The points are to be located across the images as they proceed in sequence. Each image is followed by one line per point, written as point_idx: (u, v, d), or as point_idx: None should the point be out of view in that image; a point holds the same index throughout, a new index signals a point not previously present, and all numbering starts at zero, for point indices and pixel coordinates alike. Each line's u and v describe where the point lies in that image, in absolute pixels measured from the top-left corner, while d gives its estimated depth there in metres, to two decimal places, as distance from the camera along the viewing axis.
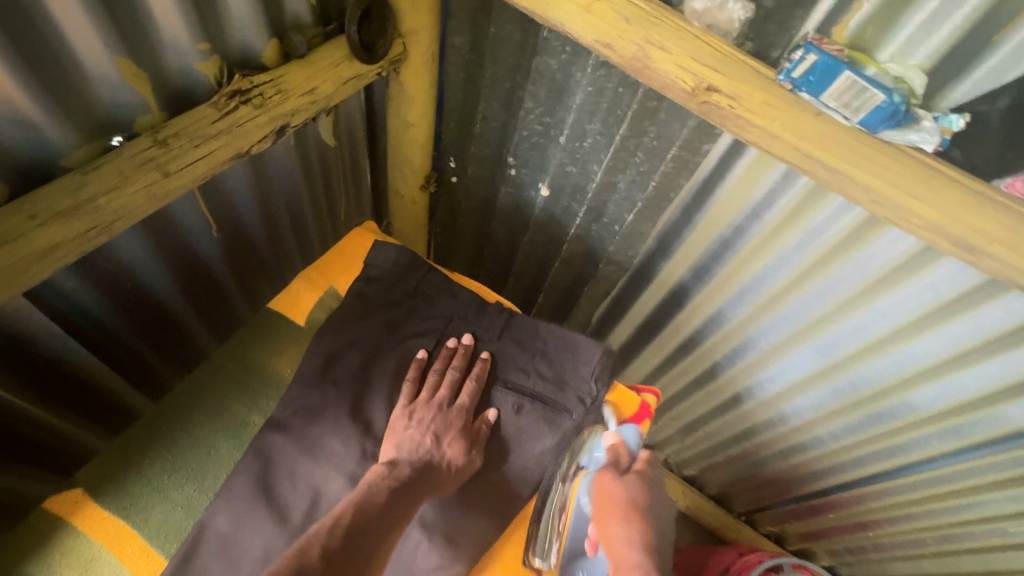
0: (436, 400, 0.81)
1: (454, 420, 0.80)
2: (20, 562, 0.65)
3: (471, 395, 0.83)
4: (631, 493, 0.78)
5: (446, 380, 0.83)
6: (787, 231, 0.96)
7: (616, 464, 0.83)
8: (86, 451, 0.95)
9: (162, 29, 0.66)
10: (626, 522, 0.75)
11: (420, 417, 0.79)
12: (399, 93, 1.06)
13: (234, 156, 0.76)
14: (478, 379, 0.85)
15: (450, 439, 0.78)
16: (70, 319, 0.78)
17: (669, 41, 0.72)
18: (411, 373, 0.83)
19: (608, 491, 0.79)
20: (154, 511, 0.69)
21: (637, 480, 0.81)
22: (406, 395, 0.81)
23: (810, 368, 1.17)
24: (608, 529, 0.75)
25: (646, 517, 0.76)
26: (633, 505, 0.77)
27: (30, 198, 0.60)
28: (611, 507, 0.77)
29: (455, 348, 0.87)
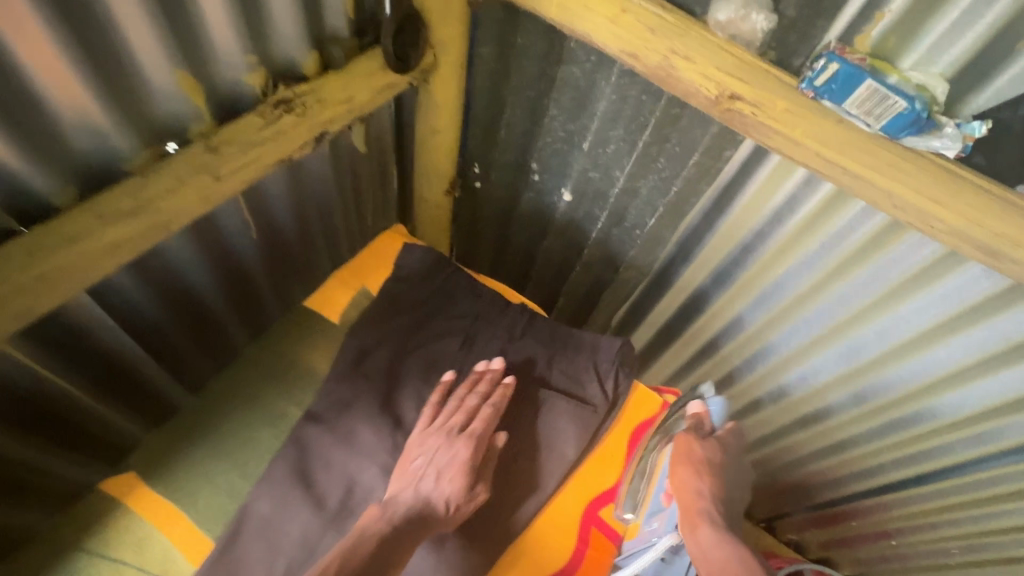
0: (448, 427, 0.79)
1: (460, 454, 0.76)
2: (82, 536, 0.70)
3: (484, 422, 0.79)
4: (709, 452, 0.84)
5: (463, 407, 0.80)
6: (809, 235, 0.97)
7: (698, 428, 0.87)
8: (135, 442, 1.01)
9: (216, 41, 0.70)
10: (700, 478, 0.80)
11: (428, 448, 0.77)
12: (428, 101, 1.10)
13: (278, 162, 0.80)
14: (495, 407, 0.81)
15: (450, 473, 0.74)
16: (123, 313, 0.83)
17: (693, 51, 0.75)
18: (433, 397, 0.83)
19: (685, 446, 0.83)
20: (200, 495, 0.74)
21: (715, 445, 0.85)
22: (423, 421, 0.81)
23: (831, 373, 1.17)
24: (681, 478, 0.80)
25: (718, 478, 0.82)
26: (709, 464, 0.82)
27: (98, 198, 0.64)
28: (690, 459, 0.82)
29: (482, 373, 0.85)
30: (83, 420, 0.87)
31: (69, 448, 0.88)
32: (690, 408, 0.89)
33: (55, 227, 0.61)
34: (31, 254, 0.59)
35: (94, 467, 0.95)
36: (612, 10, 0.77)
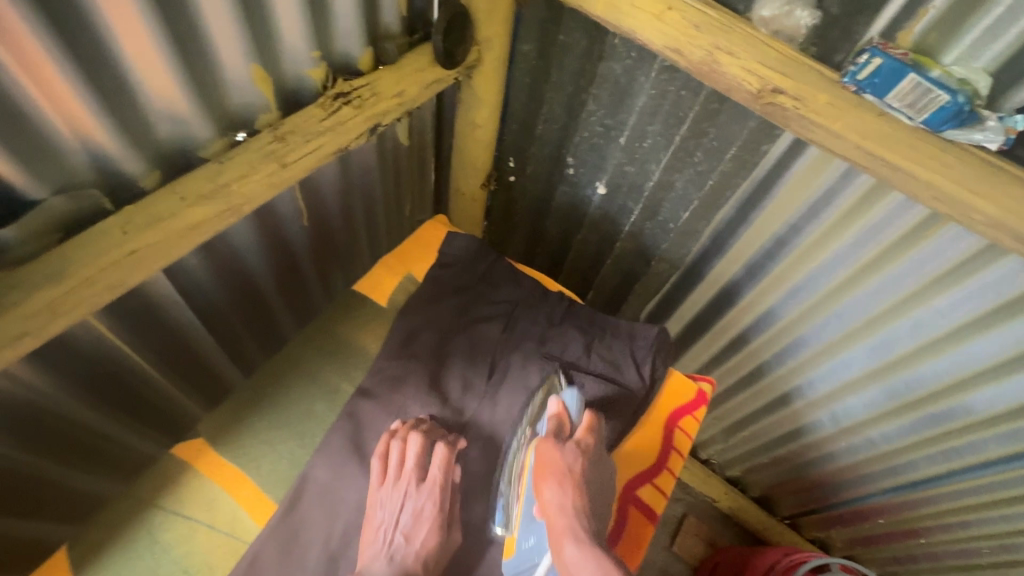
0: (403, 481, 0.74)
1: (425, 505, 0.73)
2: (158, 495, 0.75)
3: (441, 468, 0.76)
4: (574, 454, 0.75)
5: (411, 454, 0.76)
6: (844, 229, 0.99)
7: (559, 431, 0.79)
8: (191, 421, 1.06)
9: (285, 37, 0.75)
10: (565, 485, 0.71)
11: (390, 507, 0.73)
12: (470, 96, 1.14)
13: (337, 151, 0.85)
14: (449, 449, 0.77)
15: (422, 528, 0.72)
16: (190, 293, 0.88)
17: (737, 47, 0.77)
18: (378, 449, 0.77)
19: (546, 454, 0.75)
20: (264, 461, 0.79)
21: (578, 445, 0.77)
22: (374, 476, 0.76)
23: (863, 367, 1.18)
24: (545, 491, 0.71)
25: (585, 479, 0.73)
26: (574, 468, 0.74)
27: (180, 182, 0.69)
28: (549, 467, 0.73)
29: (425, 416, 0.81)
30: (151, 397, 0.93)
31: (139, 426, 0.94)
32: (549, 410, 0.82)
33: (144, 209, 0.66)
34: (124, 233, 0.64)
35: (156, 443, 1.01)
36: (658, 7, 0.79)
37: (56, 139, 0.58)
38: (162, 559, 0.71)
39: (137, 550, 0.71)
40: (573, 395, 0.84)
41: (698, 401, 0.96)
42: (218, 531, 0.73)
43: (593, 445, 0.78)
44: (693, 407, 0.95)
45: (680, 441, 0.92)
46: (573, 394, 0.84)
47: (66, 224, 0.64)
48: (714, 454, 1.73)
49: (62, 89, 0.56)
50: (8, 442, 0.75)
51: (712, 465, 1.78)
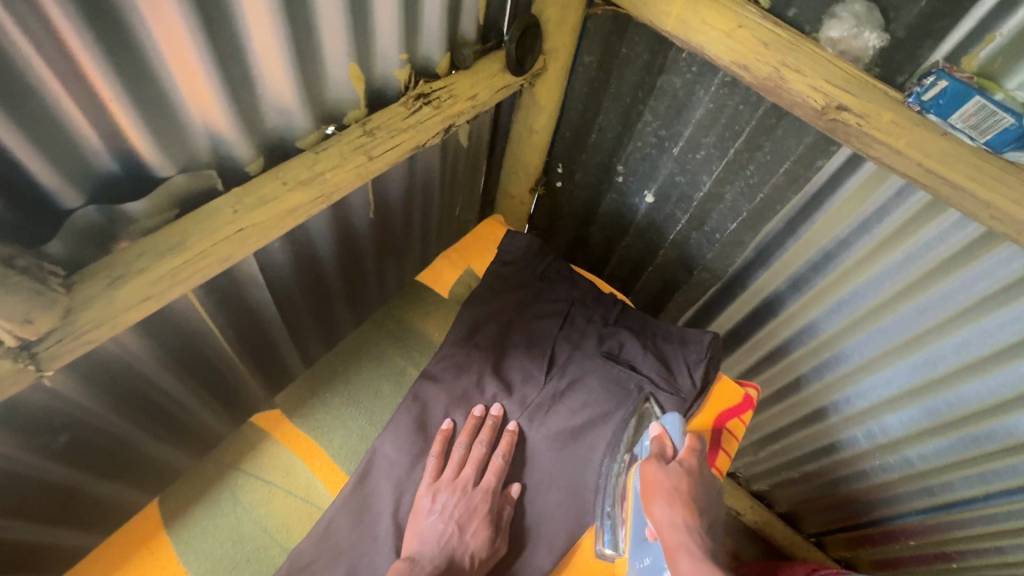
0: (460, 480, 0.80)
1: (478, 505, 0.77)
2: (240, 461, 0.82)
3: (496, 474, 0.81)
4: (683, 473, 0.75)
5: (470, 456, 0.82)
6: (893, 246, 1.02)
7: (663, 452, 0.79)
8: (254, 402, 1.13)
9: (380, 39, 0.81)
10: (678, 505, 0.71)
11: (442, 502, 0.77)
12: (531, 104, 1.19)
13: (416, 147, 0.91)
14: (504, 456, 0.83)
15: (474, 526, 0.75)
16: (270, 274, 0.94)
17: (804, 65, 0.81)
18: (435, 448, 0.82)
19: (653, 475, 0.75)
20: (336, 434, 0.85)
21: (685, 465, 0.77)
22: (429, 473, 0.80)
23: (904, 385, 1.19)
24: (655, 512, 0.72)
25: (697, 499, 0.73)
26: (682, 488, 0.73)
27: (281, 168, 0.75)
28: (657, 488, 0.74)
29: (482, 418, 0.86)
30: (225, 374, 1.00)
31: (213, 402, 1.00)
32: (651, 432, 0.83)
33: (252, 191, 0.72)
34: (234, 211, 0.69)
35: (224, 421, 1.08)
36: (729, 24, 0.84)
37: (186, 123, 0.64)
38: (243, 518, 0.77)
39: (222, 508, 0.78)
40: (674, 417, 0.85)
41: (743, 405, 1.00)
42: (295, 495, 0.80)
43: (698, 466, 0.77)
44: (739, 410, 0.99)
45: (728, 442, 0.96)
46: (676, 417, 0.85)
47: (185, 201, 0.69)
48: (741, 467, 1.75)
49: (198, 77, 0.61)
50: (107, 403, 0.81)
51: (738, 479, 1.79)
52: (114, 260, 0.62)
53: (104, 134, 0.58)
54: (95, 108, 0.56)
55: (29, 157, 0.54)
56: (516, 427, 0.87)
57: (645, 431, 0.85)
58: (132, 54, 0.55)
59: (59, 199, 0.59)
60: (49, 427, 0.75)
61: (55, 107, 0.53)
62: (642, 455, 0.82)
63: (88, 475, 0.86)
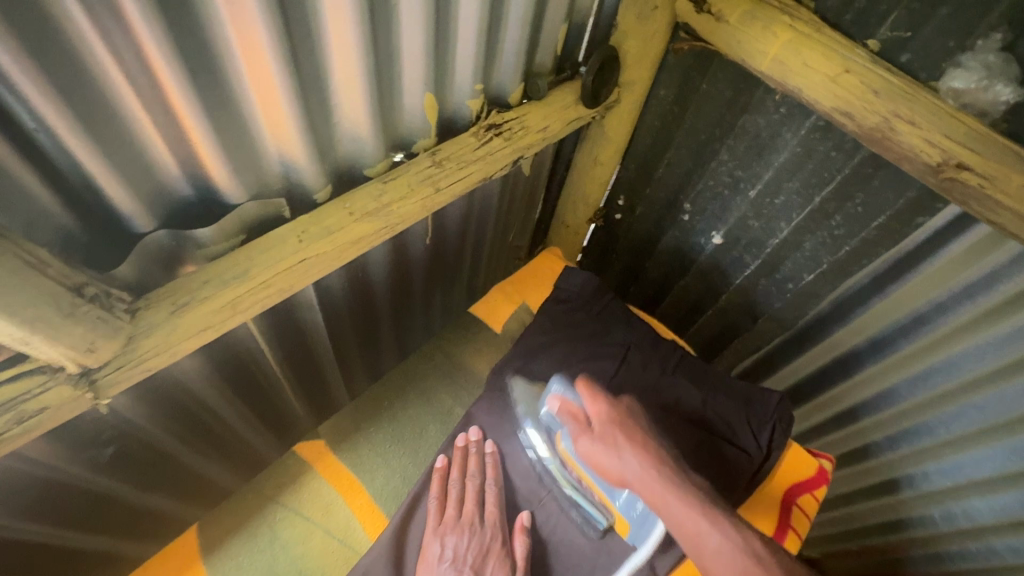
0: (465, 519, 0.75)
1: (490, 544, 0.74)
2: (280, 492, 0.81)
3: (497, 504, 0.77)
4: (607, 428, 0.73)
5: (468, 492, 0.77)
6: (1003, 317, 0.91)
7: (578, 421, 0.76)
8: (296, 422, 1.13)
9: (457, 68, 0.78)
10: (621, 451, 0.71)
11: (451, 546, 0.72)
12: (598, 135, 1.13)
13: (484, 178, 0.87)
14: (496, 483, 0.79)
15: (490, 565, 0.72)
16: (324, 298, 0.92)
17: (918, 117, 0.74)
18: (433, 488, 0.78)
19: (587, 450, 0.73)
20: (378, 474, 0.83)
21: (603, 419, 0.74)
22: (432, 516, 0.76)
23: (997, 469, 1.05)
24: (610, 473, 0.71)
25: (634, 435, 0.72)
26: (617, 439, 0.72)
27: (348, 197, 0.72)
28: (599, 457, 0.72)
29: (467, 448, 0.82)
30: (271, 393, 1.00)
31: (254, 417, 1.00)
32: (552, 404, 0.80)
33: (317, 221, 0.69)
34: (299, 241, 0.67)
35: (267, 438, 1.08)
36: (834, 69, 0.77)
37: (261, 150, 0.62)
38: (279, 555, 0.76)
39: (258, 543, 0.77)
40: (559, 383, 0.83)
41: (817, 479, 0.91)
42: (333, 537, 0.78)
43: (613, 409, 0.75)
44: (811, 484, 0.91)
45: (797, 521, 0.88)
46: (559, 383, 0.83)
47: (251, 227, 0.68)
48: None
49: (278, 104, 0.60)
50: (157, 419, 0.81)
51: None
52: (179, 288, 0.60)
53: (181, 159, 0.57)
54: (175, 134, 0.55)
55: (106, 180, 0.53)
56: (496, 447, 0.82)
57: (545, 404, 0.82)
58: (215, 81, 0.54)
59: (133, 223, 0.58)
60: (98, 441, 0.75)
61: (136, 131, 0.52)
62: (562, 429, 0.80)
63: (128, 485, 0.87)
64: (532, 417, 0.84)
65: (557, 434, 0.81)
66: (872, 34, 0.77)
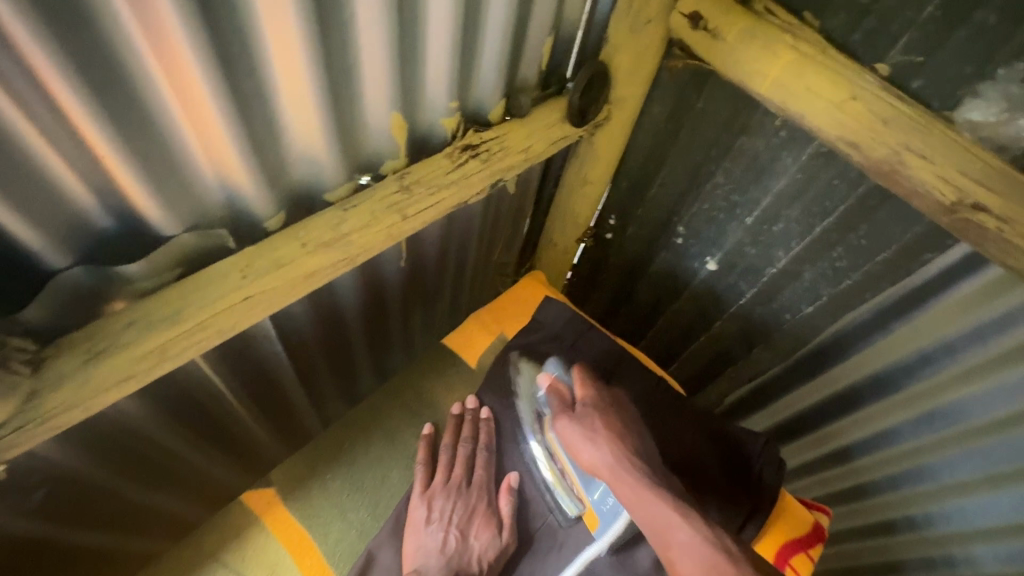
0: (453, 483, 0.78)
1: (476, 505, 0.76)
2: (222, 547, 0.75)
3: (486, 468, 0.80)
4: (589, 414, 0.76)
5: (458, 457, 0.80)
6: (1013, 362, 0.85)
7: (564, 403, 0.79)
8: (261, 453, 1.06)
9: (428, 85, 0.71)
10: (597, 438, 0.73)
11: (439, 509, 0.75)
12: (587, 153, 1.06)
13: (458, 203, 0.80)
14: (487, 448, 0.81)
15: (475, 528, 0.74)
16: (283, 327, 0.85)
17: (931, 150, 0.67)
18: (422, 453, 0.81)
19: (566, 432, 0.75)
20: (333, 528, 0.76)
21: (586, 404, 0.77)
22: (421, 482, 0.78)
23: (1003, 518, 0.99)
24: (584, 458, 0.73)
25: (613, 425, 0.75)
26: (597, 427, 0.74)
27: (303, 226, 0.65)
28: (578, 440, 0.74)
29: (461, 416, 0.84)
30: (230, 427, 0.93)
31: (210, 452, 0.93)
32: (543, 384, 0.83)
33: (265, 252, 0.62)
34: (243, 275, 0.60)
35: (230, 470, 1.01)
36: (840, 95, 0.71)
37: (196, 176, 0.56)
38: None
39: None
40: (553, 363, 0.85)
41: (813, 536, 0.84)
42: None
43: (597, 398, 0.78)
44: (808, 542, 0.84)
45: None
46: (555, 363, 0.86)
47: (190, 260, 0.61)
48: None
49: (213, 126, 0.53)
50: (94, 462, 0.74)
51: None
52: (98, 331, 0.53)
53: (97, 190, 0.50)
54: (89, 164, 0.48)
55: (3, 216, 0.46)
56: (490, 413, 0.84)
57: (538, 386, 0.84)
58: (133, 103, 0.47)
59: (46, 262, 0.51)
60: (25, 487, 0.69)
61: (39, 162, 0.45)
62: (546, 411, 0.82)
63: (67, 529, 0.80)
64: (525, 400, 0.85)
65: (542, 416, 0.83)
66: (882, 57, 0.71)
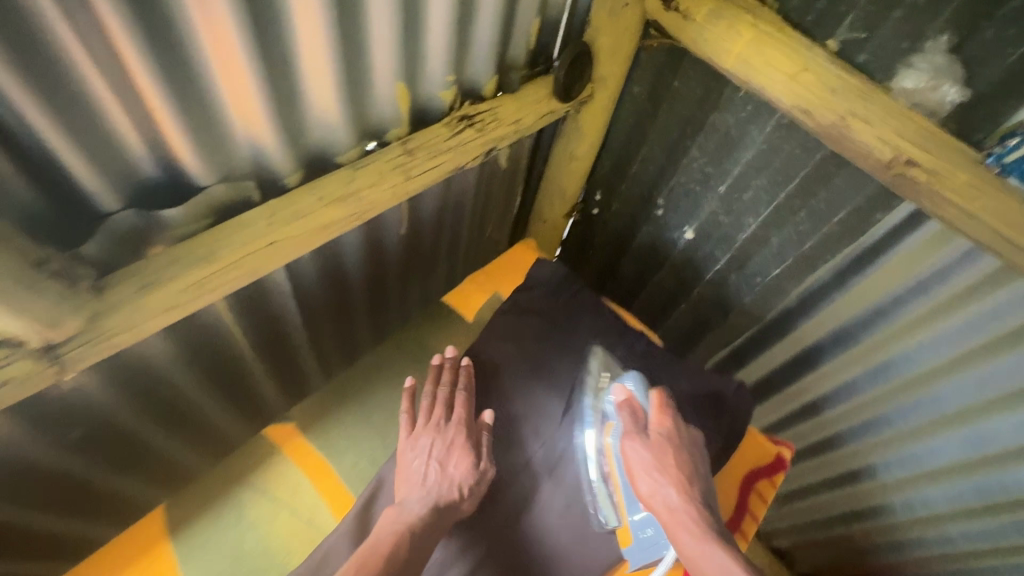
0: (433, 423, 0.82)
1: (456, 440, 0.80)
2: (248, 472, 0.84)
3: (466, 409, 0.84)
4: (659, 442, 0.78)
5: (439, 401, 0.84)
6: (953, 311, 0.95)
7: (636, 423, 0.81)
8: (270, 409, 1.14)
9: (429, 60, 0.80)
10: (660, 474, 0.75)
11: (421, 447, 0.79)
12: (574, 130, 1.15)
13: (455, 169, 0.89)
14: (467, 392, 0.86)
15: (456, 461, 0.79)
16: (296, 284, 0.93)
17: (872, 115, 0.77)
18: (404, 402, 0.84)
19: (631, 454, 0.78)
20: (347, 456, 0.86)
21: (660, 433, 0.79)
22: (404, 427, 0.83)
23: (952, 459, 1.10)
24: (643, 485, 0.76)
25: (679, 461, 0.77)
26: (663, 459, 0.76)
27: (318, 182, 0.74)
28: (640, 467, 0.77)
29: (442, 364, 0.88)
30: (242, 379, 1.01)
31: (224, 403, 1.01)
32: (618, 396, 0.84)
33: (288, 205, 0.70)
34: (267, 223, 0.68)
35: (240, 425, 1.09)
36: (794, 68, 0.80)
37: (229, 132, 0.63)
38: (246, 534, 0.79)
39: (225, 521, 0.81)
40: (633, 379, 0.86)
41: (776, 465, 0.95)
42: (298, 516, 0.81)
43: (672, 429, 0.79)
44: (771, 472, 0.94)
45: (755, 505, 0.91)
46: (634, 378, 0.87)
47: (218, 211, 0.69)
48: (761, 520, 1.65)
49: (245, 85, 0.60)
50: (125, 401, 0.82)
51: (758, 533, 1.68)
52: (145, 266, 0.61)
53: (148, 141, 0.58)
54: (143, 117, 0.56)
55: (73, 159, 0.54)
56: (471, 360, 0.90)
57: (612, 395, 0.86)
58: (180, 61, 0.54)
59: (99, 203, 0.59)
60: (64, 421, 0.76)
61: (103, 114, 0.53)
62: (614, 422, 0.84)
63: (97, 467, 0.87)
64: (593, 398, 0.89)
65: (608, 426, 0.86)
66: (831, 35, 0.80)
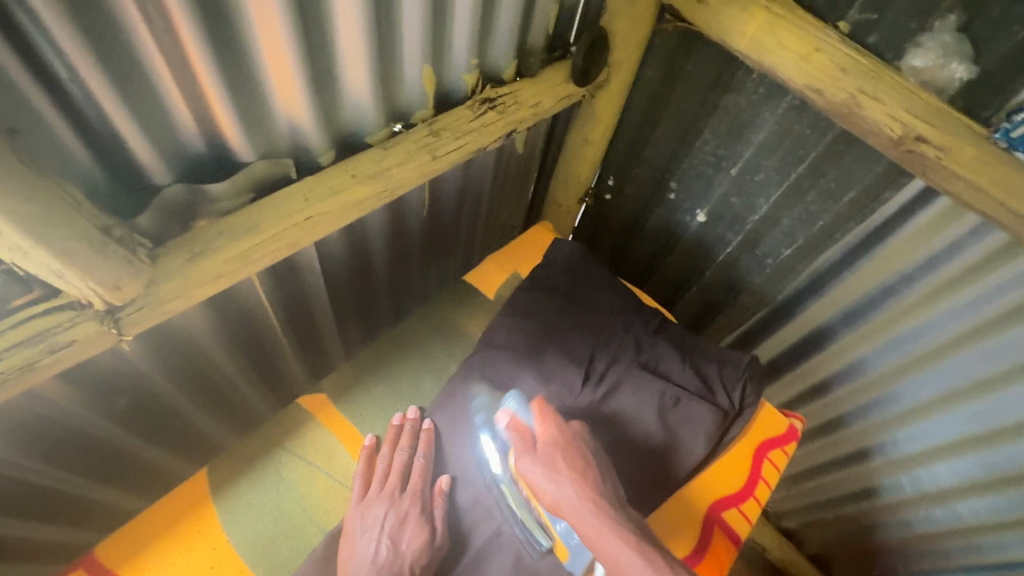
0: (387, 491, 0.81)
1: (408, 511, 0.78)
2: (286, 439, 0.89)
3: (420, 475, 0.83)
4: (548, 453, 0.77)
5: (393, 466, 0.83)
6: (960, 287, 0.98)
7: (524, 439, 0.80)
8: (294, 386, 1.18)
9: (454, 44, 0.83)
10: (558, 476, 0.75)
11: (370, 518, 0.78)
12: (588, 115, 1.18)
13: (477, 150, 0.92)
14: (425, 457, 0.84)
15: (407, 531, 0.76)
16: (324, 262, 0.97)
17: (882, 93, 0.80)
18: (361, 466, 0.84)
19: (526, 469, 0.77)
20: (379, 422, 0.91)
21: (548, 443, 0.78)
22: (357, 492, 0.82)
23: (959, 434, 1.13)
24: (548, 497, 0.75)
25: (575, 463, 0.76)
26: (558, 467, 0.76)
27: (351, 161, 0.77)
28: (539, 480, 0.76)
29: (402, 425, 0.88)
30: (270, 355, 1.04)
31: (253, 378, 1.04)
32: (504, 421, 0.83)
33: (322, 182, 0.74)
34: (305, 199, 0.72)
35: (266, 401, 1.13)
36: (806, 49, 0.83)
37: (270, 111, 0.67)
38: (286, 496, 0.85)
39: (266, 484, 0.86)
40: (513, 397, 0.86)
41: (788, 436, 0.99)
42: (335, 480, 0.87)
43: (557, 436, 0.79)
44: (783, 441, 0.99)
45: (768, 473, 0.95)
46: (515, 397, 0.86)
47: (259, 186, 0.72)
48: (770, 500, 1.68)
49: (286, 66, 0.64)
50: (164, 373, 0.86)
51: (766, 513, 1.71)
52: (194, 237, 0.65)
53: (198, 119, 0.62)
54: (195, 96, 0.60)
55: (131, 133, 0.57)
56: (432, 424, 0.88)
57: (498, 419, 0.85)
58: (231, 41, 0.58)
59: (152, 177, 0.63)
60: (110, 390, 0.79)
61: (161, 94, 0.57)
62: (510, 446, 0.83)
63: (137, 438, 0.90)
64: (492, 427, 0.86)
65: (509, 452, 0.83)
66: (843, 16, 0.82)
